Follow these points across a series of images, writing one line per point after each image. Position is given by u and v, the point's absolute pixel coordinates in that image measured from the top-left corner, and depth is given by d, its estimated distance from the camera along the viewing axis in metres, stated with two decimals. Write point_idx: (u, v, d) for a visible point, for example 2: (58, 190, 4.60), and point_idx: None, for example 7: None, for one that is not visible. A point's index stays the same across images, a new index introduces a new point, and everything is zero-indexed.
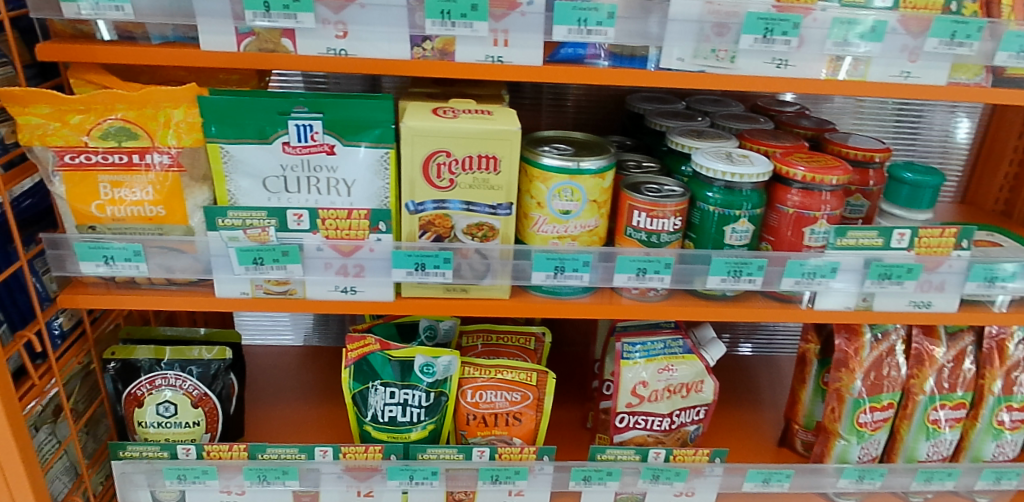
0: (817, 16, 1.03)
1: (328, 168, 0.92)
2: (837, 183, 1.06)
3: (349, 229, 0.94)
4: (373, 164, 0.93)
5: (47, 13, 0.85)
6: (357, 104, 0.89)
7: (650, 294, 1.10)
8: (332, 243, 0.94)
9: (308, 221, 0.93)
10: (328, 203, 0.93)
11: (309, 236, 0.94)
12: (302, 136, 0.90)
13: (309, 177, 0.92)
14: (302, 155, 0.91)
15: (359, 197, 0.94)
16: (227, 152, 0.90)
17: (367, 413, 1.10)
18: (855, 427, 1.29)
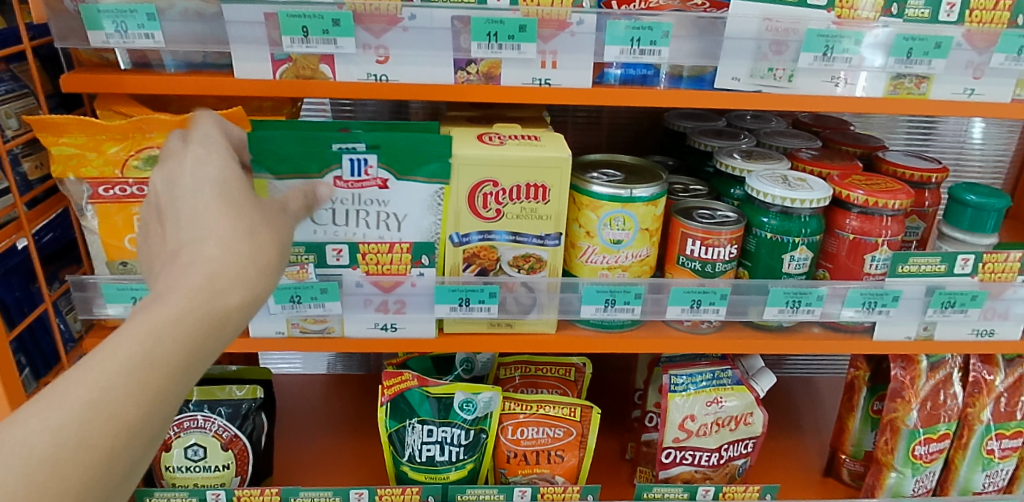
0: (880, 32, 0.90)
1: (378, 202, 0.86)
2: (899, 206, 1.00)
3: (394, 265, 0.90)
4: (426, 200, 0.87)
5: (73, 41, 0.81)
6: (416, 137, 0.83)
7: (703, 326, 1.05)
8: (376, 280, 0.91)
9: (353, 257, 0.89)
10: (374, 239, 0.89)
11: (353, 271, 0.90)
12: (355, 172, 0.84)
13: (358, 211, 0.87)
14: (353, 189, 0.85)
15: (409, 233, 0.89)
16: (274, 188, 0.83)
17: (403, 453, 1.05)
18: (910, 460, 1.21)
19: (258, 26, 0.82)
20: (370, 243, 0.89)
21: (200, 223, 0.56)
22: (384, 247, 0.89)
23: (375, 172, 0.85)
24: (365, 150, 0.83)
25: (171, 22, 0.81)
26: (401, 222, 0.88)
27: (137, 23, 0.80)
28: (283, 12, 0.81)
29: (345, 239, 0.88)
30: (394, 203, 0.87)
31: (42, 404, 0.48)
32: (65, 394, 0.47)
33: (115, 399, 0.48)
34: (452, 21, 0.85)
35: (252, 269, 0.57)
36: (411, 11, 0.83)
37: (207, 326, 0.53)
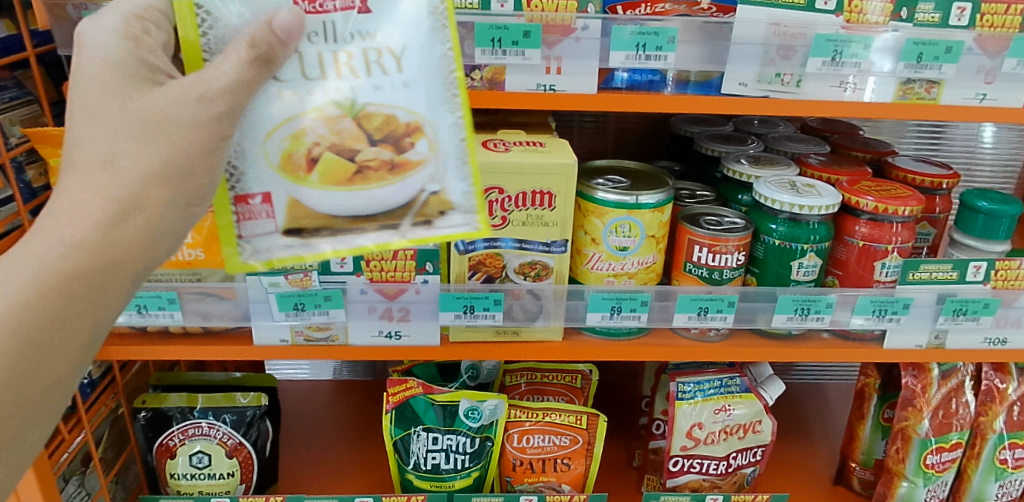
0: (889, 37, 0.89)
1: (360, 34, 0.59)
2: (910, 213, 0.98)
3: (408, 134, 0.63)
4: (425, 40, 0.61)
5: (77, 49, 0.81)
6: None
7: (711, 334, 1.04)
8: (392, 167, 0.63)
9: (348, 128, 0.61)
10: (373, 100, 0.61)
11: (353, 154, 0.62)
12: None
13: (340, 57, 0.59)
14: (319, 14, 0.59)
15: (411, 84, 0.61)
16: (206, 13, 0.58)
17: (408, 461, 1.05)
18: (922, 469, 1.20)
19: None
20: (373, 107, 0.61)
21: (88, 150, 0.53)
22: (395, 114, 0.62)
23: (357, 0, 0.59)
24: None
25: None
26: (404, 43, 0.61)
27: None
28: None
29: (331, 103, 0.60)
30: (380, 33, 0.60)
31: None
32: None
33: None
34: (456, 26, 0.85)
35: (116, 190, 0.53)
36: None
37: (91, 265, 0.53)
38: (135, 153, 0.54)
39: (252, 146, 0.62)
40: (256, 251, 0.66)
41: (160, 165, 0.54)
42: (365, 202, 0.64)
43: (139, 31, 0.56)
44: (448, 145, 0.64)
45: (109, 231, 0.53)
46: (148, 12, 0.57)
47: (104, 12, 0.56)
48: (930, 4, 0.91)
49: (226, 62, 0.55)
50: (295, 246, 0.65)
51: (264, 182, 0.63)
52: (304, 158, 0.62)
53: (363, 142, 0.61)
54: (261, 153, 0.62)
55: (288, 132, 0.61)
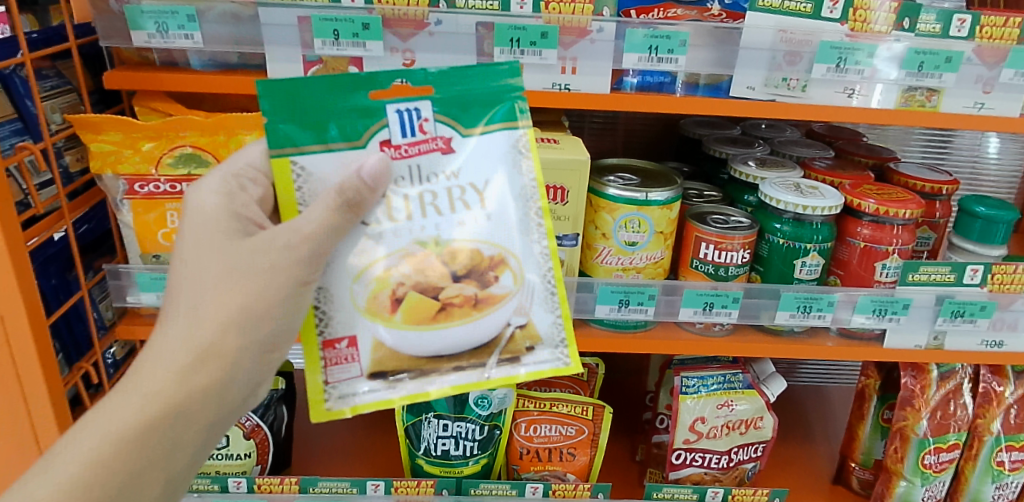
0: (893, 46, 0.93)
1: (446, 174, 0.67)
2: (910, 216, 1.01)
3: (489, 268, 0.68)
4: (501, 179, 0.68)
5: (116, 40, 0.85)
6: (472, 70, 0.68)
7: (715, 329, 1.07)
8: (475, 303, 0.68)
9: (433, 264, 0.66)
10: (456, 237, 0.67)
11: (438, 292, 0.67)
12: (407, 129, 0.66)
13: (426, 197, 0.66)
14: (408, 157, 0.66)
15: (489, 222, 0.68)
16: (301, 168, 0.65)
17: (419, 446, 1.09)
18: (920, 470, 1.22)
19: (291, 29, 0.85)
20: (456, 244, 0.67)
21: (191, 286, 0.61)
22: (479, 250, 0.67)
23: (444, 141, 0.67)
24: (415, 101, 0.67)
25: (210, 24, 0.85)
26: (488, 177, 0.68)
27: (177, 24, 0.84)
28: (316, 16, 0.84)
29: (416, 241, 0.66)
30: (466, 172, 0.67)
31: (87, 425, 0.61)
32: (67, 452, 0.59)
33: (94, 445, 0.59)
34: (476, 27, 0.88)
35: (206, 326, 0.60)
36: (436, 17, 0.86)
37: (187, 389, 0.60)
38: (216, 303, 0.60)
39: (342, 291, 0.67)
40: (338, 398, 0.69)
41: (235, 313, 0.60)
42: (450, 335, 0.68)
43: (235, 187, 0.66)
44: (530, 275, 0.70)
45: (198, 363, 0.60)
46: (248, 169, 0.67)
47: (210, 175, 0.67)
48: (931, 16, 0.94)
49: (318, 211, 0.61)
50: (375, 391, 0.69)
51: (350, 327, 0.68)
52: (389, 299, 0.67)
53: (446, 280, 0.66)
54: (349, 298, 0.67)
55: (374, 276, 0.66)
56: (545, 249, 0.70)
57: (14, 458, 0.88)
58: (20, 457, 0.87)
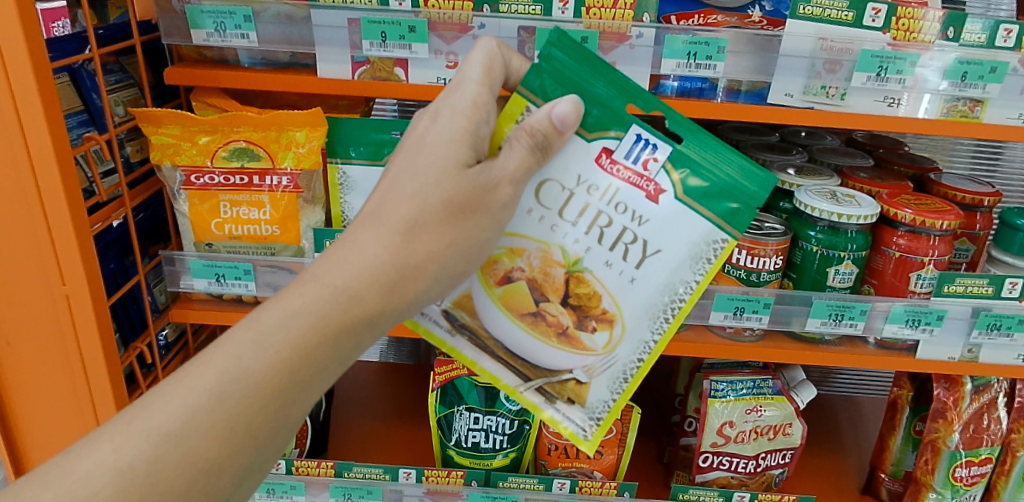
0: (936, 56, 0.92)
1: (635, 215, 0.70)
2: (947, 227, 1.00)
3: (594, 314, 0.73)
4: (669, 287, 0.72)
5: (177, 39, 0.90)
6: (729, 155, 0.70)
7: (745, 334, 1.08)
8: (562, 333, 0.75)
9: (558, 276, 0.72)
10: (595, 270, 0.71)
11: (542, 296, 0.74)
12: (633, 157, 0.69)
13: (600, 216, 0.70)
14: (619, 178, 0.69)
15: (646, 309, 0.73)
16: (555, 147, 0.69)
17: (450, 437, 1.13)
18: (950, 482, 1.20)
19: (341, 30, 0.89)
20: (593, 276, 0.72)
21: (425, 236, 0.61)
22: (603, 285, 0.72)
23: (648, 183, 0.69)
24: (674, 156, 0.69)
25: (265, 25, 0.89)
26: (653, 318, 0.73)
27: (234, 24, 0.88)
28: (365, 18, 0.88)
29: (563, 250, 0.71)
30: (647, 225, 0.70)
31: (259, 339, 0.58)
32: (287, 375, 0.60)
33: (307, 390, 0.61)
34: (518, 31, 0.89)
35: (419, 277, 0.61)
36: (481, 20, 0.89)
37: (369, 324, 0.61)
38: (429, 253, 0.61)
39: None
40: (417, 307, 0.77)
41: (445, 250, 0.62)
42: (551, 352, 0.76)
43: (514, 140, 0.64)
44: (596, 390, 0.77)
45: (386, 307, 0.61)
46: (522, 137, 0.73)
47: None
48: (976, 25, 0.93)
49: (512, 158, 0.63)
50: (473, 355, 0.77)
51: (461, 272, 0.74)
52: (503, 273, 0.73)
53: (557, 297, 0.73)
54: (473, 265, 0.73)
55: (509, 244, 0.71)
56: (653, 341, 0.74)
57: (71, 430, 0.93)
58: (77, 429, 0.93)
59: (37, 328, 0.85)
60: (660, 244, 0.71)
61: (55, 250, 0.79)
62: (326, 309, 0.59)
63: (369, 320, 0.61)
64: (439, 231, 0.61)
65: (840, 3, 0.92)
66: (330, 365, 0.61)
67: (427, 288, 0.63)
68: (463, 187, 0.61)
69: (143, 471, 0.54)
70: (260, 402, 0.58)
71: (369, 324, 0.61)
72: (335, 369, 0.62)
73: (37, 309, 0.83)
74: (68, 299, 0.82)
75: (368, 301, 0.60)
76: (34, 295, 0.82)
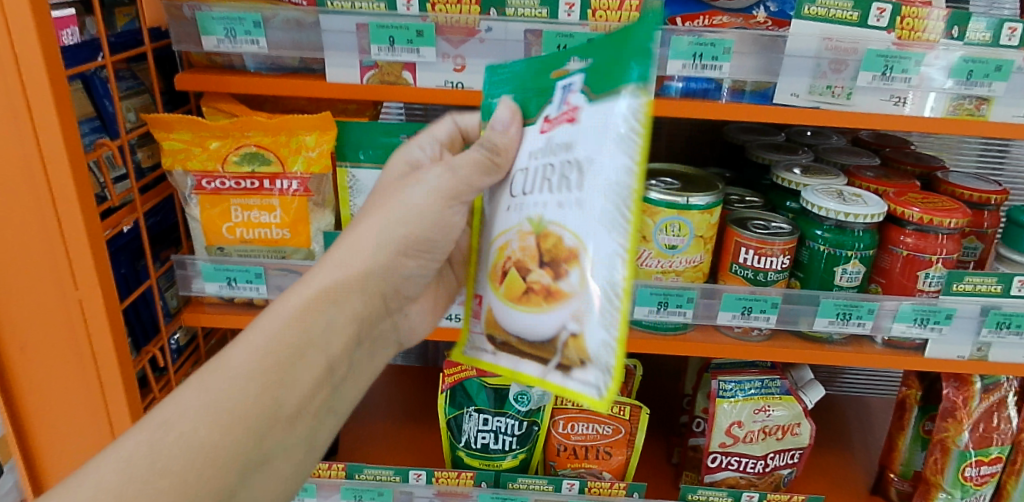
0: (940, 55, 0.93)
1: (564, 145, 0.60)
2: (955, 226, 1.00)
3: (566, 259, 0.58)
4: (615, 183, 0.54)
5: (188, 45, 0.91)
6: (622, 34, 0.56)
7: (753, 334, 1.08)
8: (547, 294, 0.60)
9: (530, 244, 0.62)
10: (554, 220, 0.59)
11: (527, 273, 0.62)
12: (558, 104, 0.63)
13: (546, 168, 0.62)
14: (548, 131, 0.63)
15: (607, 220, 0.54)
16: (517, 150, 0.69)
17: (460, 439, 1.14)
18: (960, 482, 1.20)
19: (350, 35, 0.90)
20: (555, 226, 0.59)
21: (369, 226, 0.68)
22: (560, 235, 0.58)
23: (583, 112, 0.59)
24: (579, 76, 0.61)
25: (274, 31, 0.90)
26: (604, 265, 0.55)
27: (244, 30, 0.89)
28: (374, 23, 0.89)
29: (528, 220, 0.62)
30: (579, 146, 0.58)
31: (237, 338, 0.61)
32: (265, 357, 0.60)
33: (292, 375, 0.61)
34: (525, 34, 0.90)
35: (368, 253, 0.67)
36: (487, 24, 0.89)
37: (331, 296, 0.64)
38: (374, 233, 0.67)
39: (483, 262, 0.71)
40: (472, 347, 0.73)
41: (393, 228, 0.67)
42: (538, 322, 0.61)
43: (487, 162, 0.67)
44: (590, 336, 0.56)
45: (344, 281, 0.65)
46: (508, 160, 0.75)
47: None
48: (979, 24, 0.93)
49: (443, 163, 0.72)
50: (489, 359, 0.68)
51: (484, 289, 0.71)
52: (501, 269, 0.66)
53: (535, 262, 0.61)
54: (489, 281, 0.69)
55: (501, 243, 0.67)
56: (626, 250, 0.53)
57: (87, 439, 0.93)
58: (93, 437, 0.93)
59: (49, 334, 0.86)
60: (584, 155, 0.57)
61: (68, 254, 0.80)
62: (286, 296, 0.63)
63: (325, 294, 0.64)
64: (376, 217, 0.68)
65: (844, 3, 0.92)
66: (307, 345, 0.62)
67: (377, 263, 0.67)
68: (399, 184, 0.71)
69: (140, 458, 0.52)
70: (245, 380, 0.58)
71: (326, 298, 0.64)
72: (315, 352, 0.62)
73: (49, 315, 0.84)
74: (81, 303, 0.83)
75: (321, 277, 0.64)
76: (48, 300, 0.83)
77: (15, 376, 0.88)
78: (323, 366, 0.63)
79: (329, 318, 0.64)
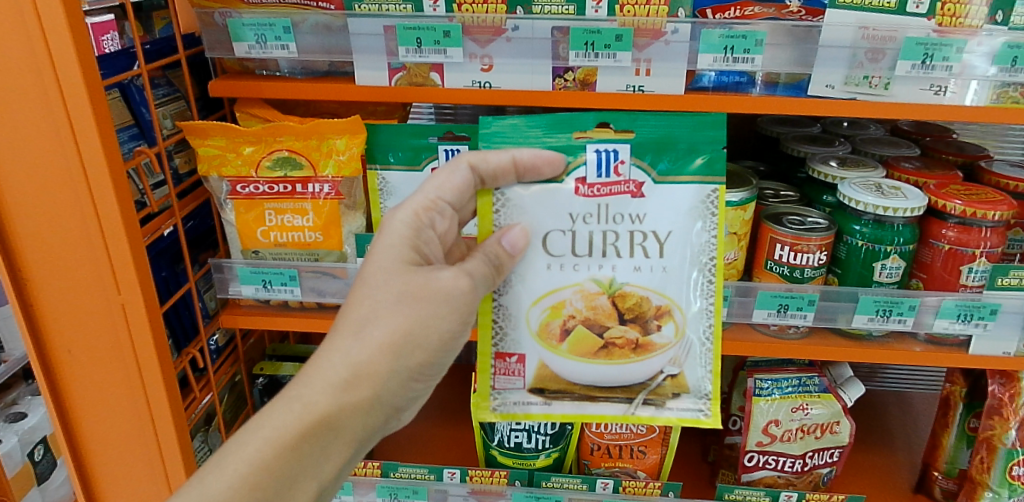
0: (983, 41, 0.89)
1: (635, 217, 0.76)
2: (1000, 218, 0.97)
3: (654, 317, 0.78)
4: (696, 257, 0.77)
5: (220, 52, 0.93)
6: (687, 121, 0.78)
7: (790, 331, 1.06)
8: (636, 346, 0.79)
9: (605, 303, 0.78)
10: (631, 281, 0.77)
11: (605, 330, 0.79)
12: (603, 168, 0.75)
13: (608, 236, 0.76)
14: (597, 197, 0.76)
15: (693, 284, 0.78)
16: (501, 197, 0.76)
17: (493, 438, 1.14)
18: (1007, 481, 1.16)
19: (378, 38, 0.90)
20: (631, 287, 0.77)
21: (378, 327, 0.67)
22: (649, 297, 0.78)
23: (590, 189, 0.75)
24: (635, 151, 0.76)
25: (304, 35, 0.91)
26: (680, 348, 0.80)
27: (275, 36, 0.91)
28: (400, 25, 0.89)
29: (593, 281, 0.77)
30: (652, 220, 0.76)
31: (261, 425, 0.65)
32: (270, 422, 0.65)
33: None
34: (552, 31, 0.89)
35: (378, 374, 0.66)
36: (514, 23, 0.89)
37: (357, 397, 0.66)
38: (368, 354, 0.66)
39: (520, 315, 0.79)
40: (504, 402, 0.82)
41: (399, 337, 0.66)
42: (630, 370, 0.80)
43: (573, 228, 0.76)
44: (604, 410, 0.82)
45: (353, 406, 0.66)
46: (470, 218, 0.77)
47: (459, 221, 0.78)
48: None
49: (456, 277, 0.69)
50: (544, 406, 0.82)
51: (520, 346, 0.80)
52: (560, 328, 0.79)
53: (614, 321, 0.78)
54: (525, 323, 0.79)
55: (551, 302, 0.78)
56: (709, 305, 0.79)
57: (132, 441, 0.95)
58: (137, 439, 0.94)
59: (95, 340, 0.87)
60: (664, 227, 0.76)
61: (111, 261, 0.81)
62: (283, 416, 0.65)
63: (327, 421, 0.66)
64: (391, 320, 0.66)
65: None
66: (296, 479, 0.66)
67: (385, 385, 0.67)
68: (413, 297, 0.67)
69: None
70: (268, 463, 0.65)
71: (327, 425, 0.66)
72: (306, 480, 0.67)
73: (95, 320, 0.86)
74: (124, 307, 0.84)
75: (316, 401, 0.65)
76: (91, 306, 0.85)
77: (64, 381, 0.90)
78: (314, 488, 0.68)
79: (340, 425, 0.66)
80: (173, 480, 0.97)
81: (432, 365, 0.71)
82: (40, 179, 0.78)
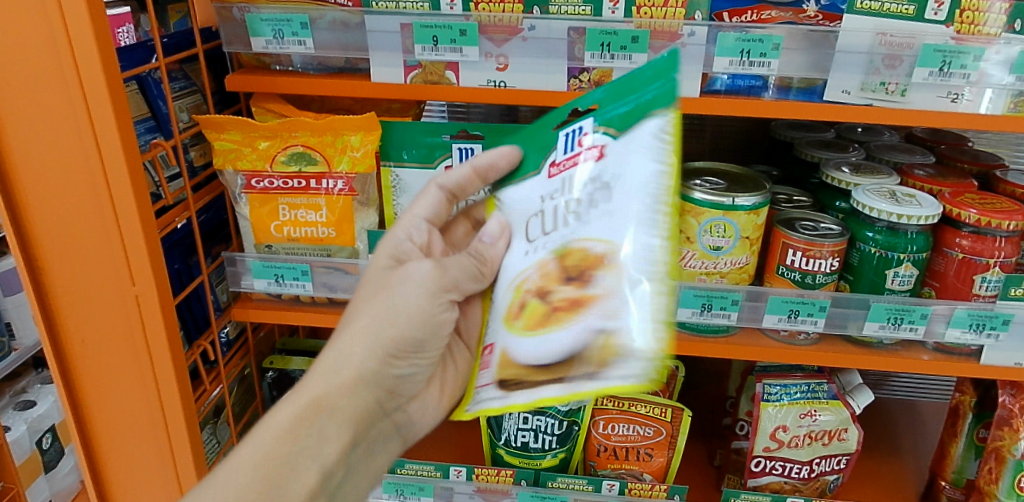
0: (1002, 49, 0.88)
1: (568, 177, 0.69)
2: (1015, 228, 0.96)
3: (594, 267, 0.63)
4: (645, 184, 0.59)
5: (237, 47, 0.93)
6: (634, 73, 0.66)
7: (801, 337, 1.06)
8: (574, 306, 0.64)
9: (551, 266, 0.67)
10: (574, 237, 0.66)
11: (549, 295, 0.67)
12: (550, 127, 0.59)
13: (558, 202, 0.69)
14: (563, 170, 0.70)
15: (643, 220, 0.59)
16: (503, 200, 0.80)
17: (500, 437, 1.14)
18: (1016, 492, 1.14)
19: (394, 35, 0.90)
20: (576, 243, 0.65)
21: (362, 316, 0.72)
22: (592, 249, 0.64)
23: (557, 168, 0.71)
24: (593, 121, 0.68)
25: (320, 31, 0.91)
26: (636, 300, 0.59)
27: (292, 31, 0.91)
28: (417, 23, 0.89)
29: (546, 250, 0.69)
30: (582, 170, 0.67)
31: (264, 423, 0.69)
32: (272, 417, 0.70)
33: (282, 487, 0.67)
34: (568, 32, 0.89)
35: (358, 350, 0.71)
36: (530, 22, 0.89)
37: (344, 377, 0.71)
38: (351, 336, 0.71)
39: (500, 304, 0.75)
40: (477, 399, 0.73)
41: (376, 313, 0.71)
42: (562, 337, 0.63)
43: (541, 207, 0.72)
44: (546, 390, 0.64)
45: (342, 385, 0.71)
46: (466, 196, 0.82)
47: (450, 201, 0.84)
48: None
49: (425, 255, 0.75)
50: (508, 399, 0.68)
51: (494, 336, 0.74)
52: (518, 305, 0.71)
53: (557, 282, 0.66)
54: (499, 311, 0.75)
55: (515, 282, 0.73)
56: (665, 241, 0.58)
57: (143, 432, 0.95)
58: (148, 431, 0.95)
59: (108, 331, 0.88)
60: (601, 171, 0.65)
61: (126, 253, 0.82)
62: (283, 409, 0.69)
63: (319, 402, 0.69)
64: (372, 303, 0.72)
65: None
66: (299, 462, 0.68)
67: (368, 358, 0.71)
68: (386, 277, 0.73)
69: None
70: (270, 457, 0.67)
71: (320, 406, 0.69)
72: (308, 467, 0.68)
73: (108, 311, 0.86)
74: (138, 299, 0.85)
75: (312, 387, 0.70)
76: (105, 297, 0.85)
77: (76, 371, 0.91)
78: (317, 476, 0.69)
79: (332, 405, 0.70)
80: (182, 472, 0.98)
81: (419, 344, 0.74)
82: (59, 170, 0.78)
